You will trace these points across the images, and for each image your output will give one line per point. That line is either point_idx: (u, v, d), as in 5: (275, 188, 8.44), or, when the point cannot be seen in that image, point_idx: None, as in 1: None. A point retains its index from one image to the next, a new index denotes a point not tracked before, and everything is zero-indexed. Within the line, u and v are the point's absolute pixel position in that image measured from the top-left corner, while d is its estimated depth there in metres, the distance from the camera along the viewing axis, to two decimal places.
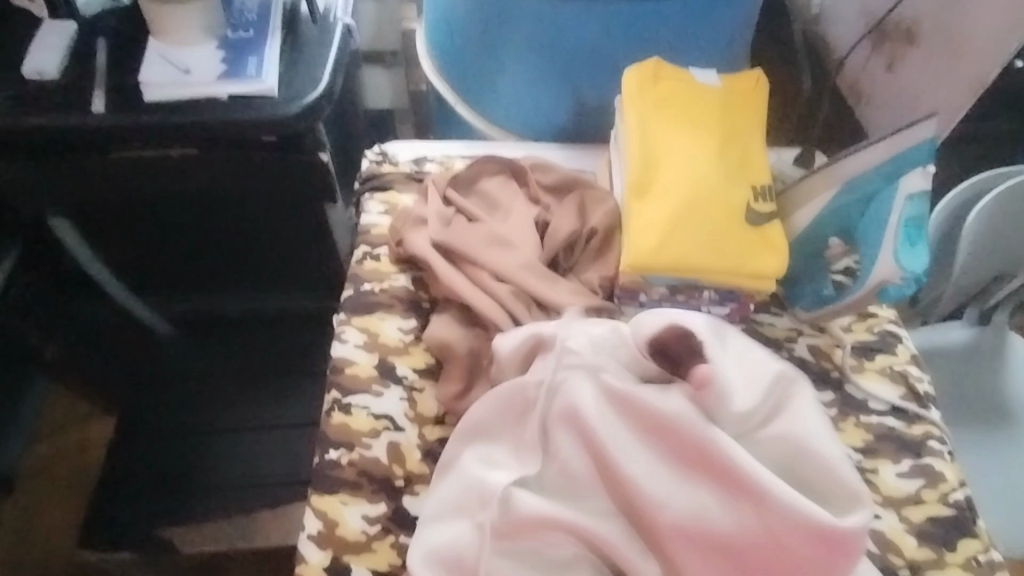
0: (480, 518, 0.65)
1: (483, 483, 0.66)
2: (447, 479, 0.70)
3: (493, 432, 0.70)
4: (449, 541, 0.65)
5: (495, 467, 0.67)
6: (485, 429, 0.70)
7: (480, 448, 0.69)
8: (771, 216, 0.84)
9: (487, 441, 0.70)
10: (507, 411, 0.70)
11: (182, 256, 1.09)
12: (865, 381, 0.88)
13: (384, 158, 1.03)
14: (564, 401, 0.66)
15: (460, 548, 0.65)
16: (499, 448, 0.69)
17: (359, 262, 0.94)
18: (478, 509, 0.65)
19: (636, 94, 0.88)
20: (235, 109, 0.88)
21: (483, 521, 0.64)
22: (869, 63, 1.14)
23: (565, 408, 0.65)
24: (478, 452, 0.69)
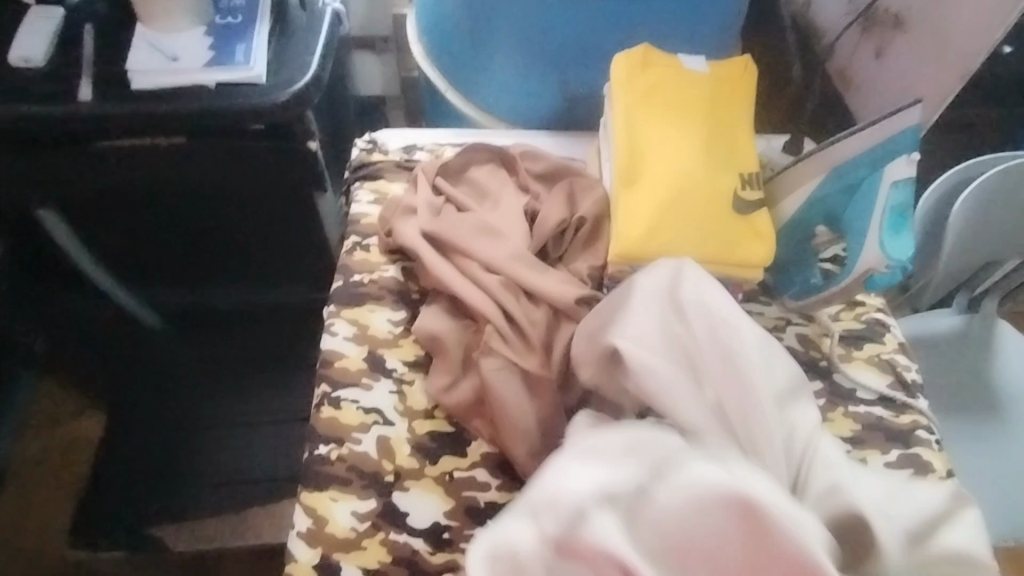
0: (551, 527, 0.53)
1: (632, 539, 0.52)
2: (583, 473, 0.56)
3: (678, 477, 0.54)
4: (504, 536, 0.55)
5: (657, 513, 0.53)
6: (685, 470, 0.54)
7: (651, 470, 0.55)
8: (759, 204, 0.84)
9: (687, 475, 0.54)
10: (722, 478, 0.53)
11: (170, 248, 1.08)
12: (853, 370, 0.88)
13: (374, 147, 1.02)
14: (795, 542, 0.51)
15: (520, 548, 0.54)
16: (678, 514, 0.53)
17: (348, 253, 0.94)
18: (552, 516, 0.54)
19: (623, 81, 0.88)
20: (222, 97, 0.87)
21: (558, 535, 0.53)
22: (857, 49, 1.13)
23: (783, 512, 0.51)
24: (650, 491, 0.54)
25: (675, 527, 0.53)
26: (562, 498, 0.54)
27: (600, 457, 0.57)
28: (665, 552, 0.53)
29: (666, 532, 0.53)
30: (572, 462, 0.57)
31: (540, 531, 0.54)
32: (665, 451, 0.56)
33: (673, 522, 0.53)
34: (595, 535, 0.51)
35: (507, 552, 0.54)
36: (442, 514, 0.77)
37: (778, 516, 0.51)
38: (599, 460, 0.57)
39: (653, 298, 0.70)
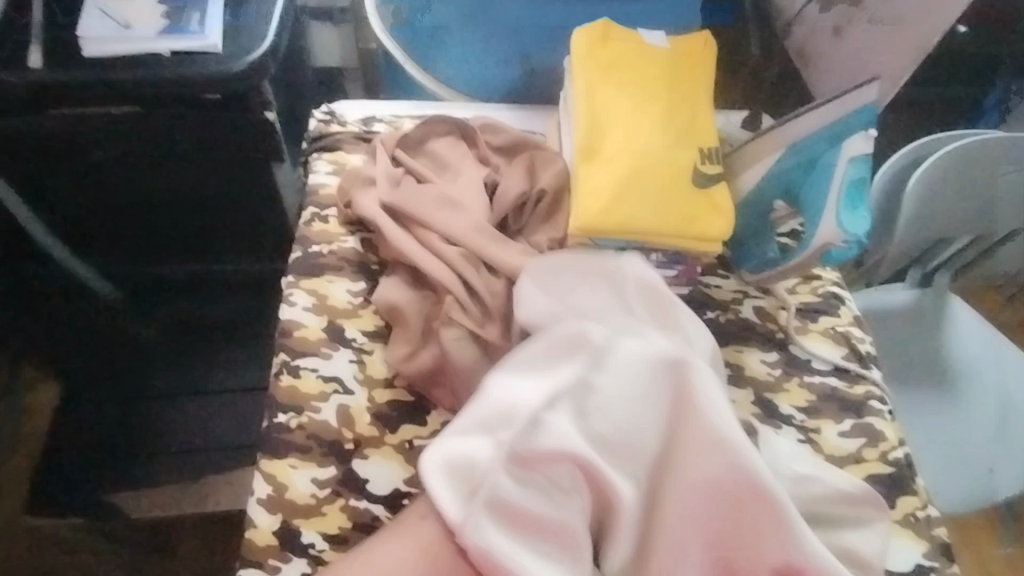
0: (506, 434, 0.61)
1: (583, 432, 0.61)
2: (530, 387, 0.64)
3: (616, 372, 0.64)
4: (462, 451, 0.61)
5: (605, 422, 0.62)
6: (617, 363, 0.65)
7: (586, 362, 0.65)
8: (718, 178, 0.84)
9: (618, 367, 0.65)
10: (648, 366, 0.65)
11: (125, 219, 1.07)
12: (809, 342, 0.89)
13: (331, 118, 1.01)
14: (711, 417, 0.62)
15: (477, 459, 0.60)
16: (612, 408, 0.63)
17: (307, 224, 0.93)
18: (505, 427, 0.62)
19: (584, 55, 0.88)
20: (178, 66, 0.85)
21: (513, 439, 0.60)
22: (817, 24, 1.13)
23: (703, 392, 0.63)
24: (589, 383, 0.64)
25: (611, 420, 0.62)
26: (513, 410, 0.63)
27: (544, 367, 0.66)
28: (609, 443, 0.62)
29: (609, 427, 0.62)
30: (517, 379, 0.65)
31: (497, 440, 0.61)
32: (596, 344, 0.66)
33: (609, 415, 0.62)
34: (550, 438, 0.60)
35: (469, 471, 0.60)
36: (401, 481, 0.77)
37: (697, 395, 0.63)
38: (547, 372, 0.65)
39: (557, 269, 0.77)
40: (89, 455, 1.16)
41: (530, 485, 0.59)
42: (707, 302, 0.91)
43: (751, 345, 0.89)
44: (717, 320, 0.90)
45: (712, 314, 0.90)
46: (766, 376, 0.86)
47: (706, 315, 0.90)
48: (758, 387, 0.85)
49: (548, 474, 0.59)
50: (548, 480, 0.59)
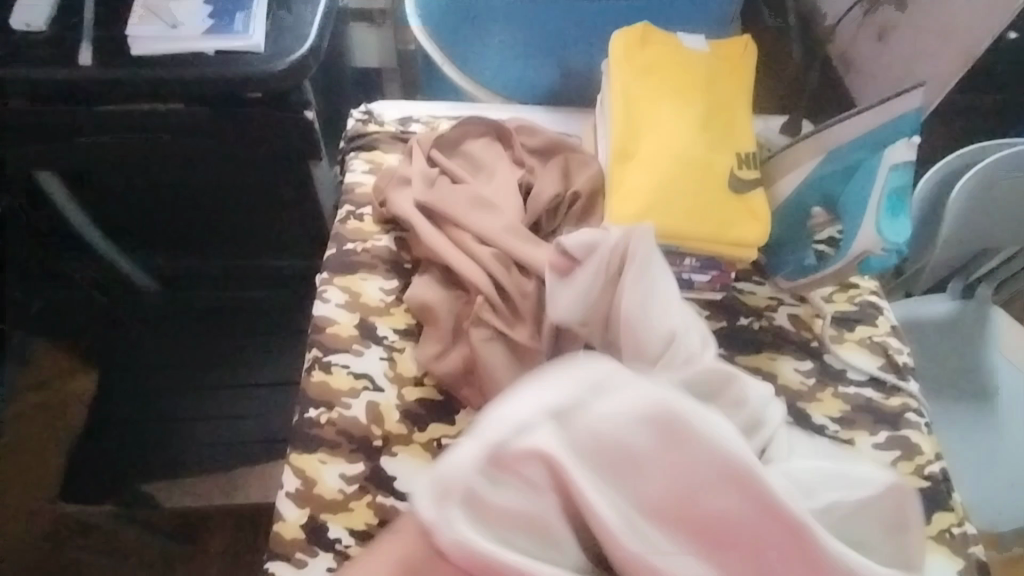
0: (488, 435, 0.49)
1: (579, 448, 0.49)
2: (527, 399, 0.50)
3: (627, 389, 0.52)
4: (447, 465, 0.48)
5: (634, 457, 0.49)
6: (634, 380, 0.52)
7: (585, 385, 0.51)
8: (754, 183, 0.84)
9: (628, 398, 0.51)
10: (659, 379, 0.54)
11: (162, 208, 1.09)
12: (844, 352, 0.88)
13: (370, 117, 1.03)
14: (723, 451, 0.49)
15: (453, 471, 0.48)
16: (611, 424, 0.49)
17: (342, 222, 0.94)
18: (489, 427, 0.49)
19: (623, 57, 0.88)
20: (221, 65, 0.87)
21: (492, 434, 0.49)
22: (860, 29, 1.12)
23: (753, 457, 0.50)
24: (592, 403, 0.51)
25: (616, 444, 0.49)
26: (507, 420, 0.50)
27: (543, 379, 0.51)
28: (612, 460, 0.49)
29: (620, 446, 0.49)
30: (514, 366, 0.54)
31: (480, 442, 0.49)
32: (602, 368, 0.52)
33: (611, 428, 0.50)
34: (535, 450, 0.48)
35: (447, 481, 0.47)
36: None
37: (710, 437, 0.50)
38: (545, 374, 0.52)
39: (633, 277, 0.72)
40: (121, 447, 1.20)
41: (514, 507, 0.48)
42: (740, 309, 0.91)
43: (783, 353, 0.88)
44: (749, 326, 0.89)
45: (744, 320, 0.90)
46: (799, 385, 0.85)
47: (738, 321, 0.90)
48: (790, 396, 0.84)
49: (529, 490, 0.48)
50: (529, 485, 0.48)
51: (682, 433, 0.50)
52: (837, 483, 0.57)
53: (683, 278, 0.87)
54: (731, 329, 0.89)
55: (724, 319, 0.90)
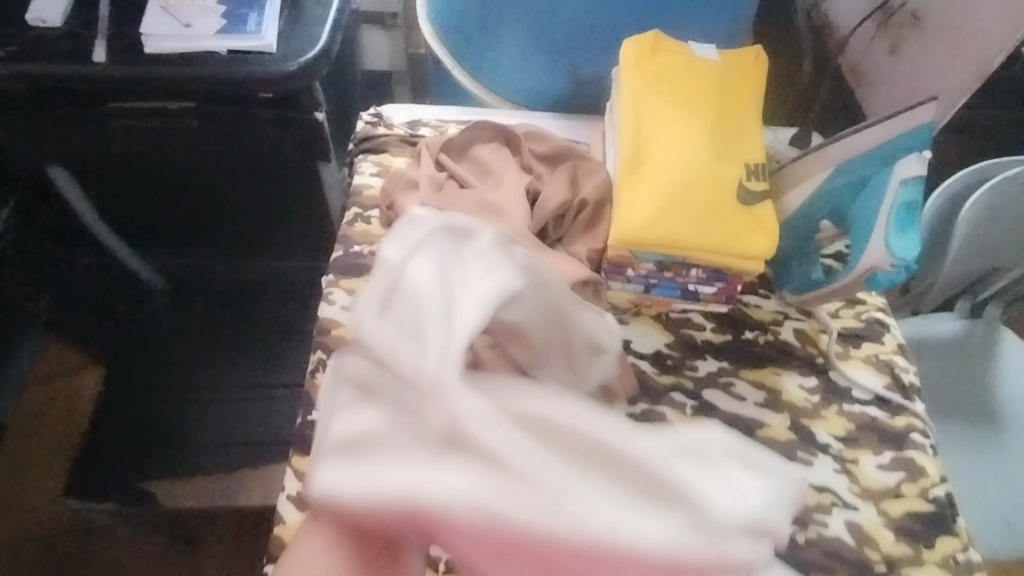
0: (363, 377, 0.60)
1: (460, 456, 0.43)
2: (430, 342, 0.47)
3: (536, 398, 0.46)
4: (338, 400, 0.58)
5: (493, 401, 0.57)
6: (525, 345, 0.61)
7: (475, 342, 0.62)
8: (763, 195, 0.83)
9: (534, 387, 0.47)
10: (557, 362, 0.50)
11: (172, 207, 1.10)
12: (850, 369, 0.87)
13: (378, 120, 1.03)
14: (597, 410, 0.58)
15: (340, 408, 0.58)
16: (471, 398, 0.45)
17: (349, 224, 0.94)
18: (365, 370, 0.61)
19: (632, 65, 0.87)
20: (233, 64, 0.87)
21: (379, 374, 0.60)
22: (870, 46, 1.13)
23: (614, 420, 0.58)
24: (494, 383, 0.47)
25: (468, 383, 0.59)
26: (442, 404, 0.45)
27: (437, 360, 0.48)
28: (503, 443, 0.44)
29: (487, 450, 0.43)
30: (439, 262, 0.52)
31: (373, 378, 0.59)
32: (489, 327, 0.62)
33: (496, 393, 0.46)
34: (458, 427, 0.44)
35: None
36: None
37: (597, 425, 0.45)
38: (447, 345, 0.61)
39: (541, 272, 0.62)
40: (124, 447, 1.19)
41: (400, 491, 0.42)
42: (746, 323, 0.90)
43: (789, 369, 0.87)
44: (754, 341, 0.89)
45: (750, 334, 0.89)
46: (803, 401, 0.84)
47: (744, 335, 0.89)
48: (794, 412, 0.83)
49: (422, 462, 0.43)
50: None
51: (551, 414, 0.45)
52: (733, 486, 0.45)
53: (688, 289, 0.87)
54: (737, 342, 0.88)
55: (730, 333, 0.89)
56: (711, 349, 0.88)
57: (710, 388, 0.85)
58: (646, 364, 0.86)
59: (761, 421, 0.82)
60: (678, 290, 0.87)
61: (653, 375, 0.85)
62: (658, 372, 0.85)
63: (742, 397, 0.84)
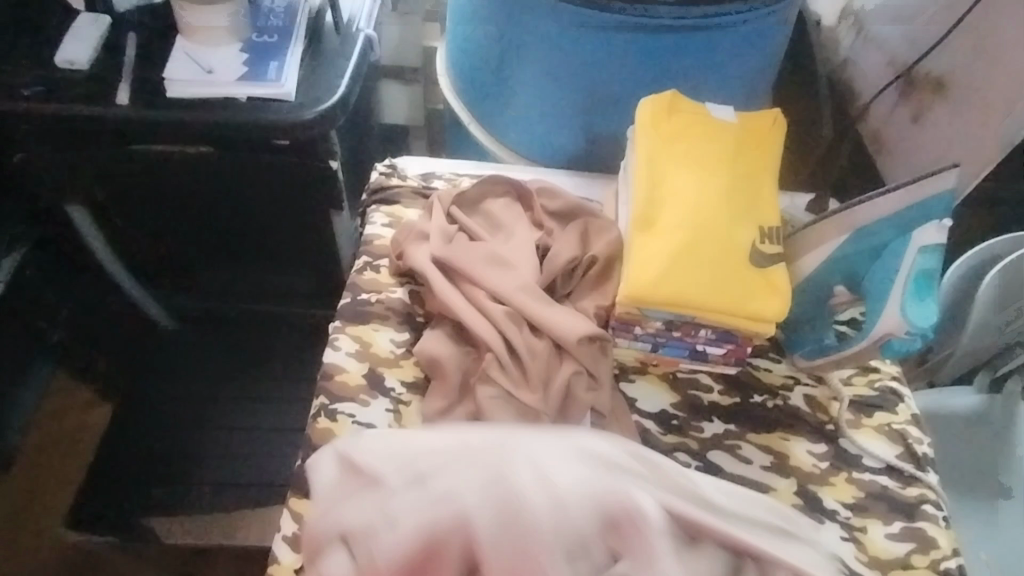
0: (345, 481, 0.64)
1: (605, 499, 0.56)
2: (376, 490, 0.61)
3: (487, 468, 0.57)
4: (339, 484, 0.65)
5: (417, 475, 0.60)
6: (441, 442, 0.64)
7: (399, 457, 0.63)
8: (777, 258, 0.83)
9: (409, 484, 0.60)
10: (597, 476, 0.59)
11: (185, 244, 1.12)
12: (861, 438, 0.85)
13: (393, 172, 1.04)
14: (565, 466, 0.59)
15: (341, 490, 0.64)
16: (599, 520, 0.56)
17: (359, 272, 0.94)
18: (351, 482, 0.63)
19: (649, 125, 0.88)
20: (253, 110, 0.89)
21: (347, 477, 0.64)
22: (893, 112, 1.16)
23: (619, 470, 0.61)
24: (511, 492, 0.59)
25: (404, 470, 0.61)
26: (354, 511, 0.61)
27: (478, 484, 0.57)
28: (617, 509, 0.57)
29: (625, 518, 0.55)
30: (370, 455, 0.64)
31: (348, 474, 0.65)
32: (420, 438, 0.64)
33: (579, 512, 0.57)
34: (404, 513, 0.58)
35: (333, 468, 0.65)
36: None
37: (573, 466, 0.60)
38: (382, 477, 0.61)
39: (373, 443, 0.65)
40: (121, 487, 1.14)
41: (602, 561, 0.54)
42: (755, 386, 0.89)
43: (797, 434, 0.85)
44: (763, 404, 0.87)
45: (758, 398, 0.88)
46: (811, 467, 0.83)
47: (753, 398, 0.88)
48: (801, 478, 0.82)
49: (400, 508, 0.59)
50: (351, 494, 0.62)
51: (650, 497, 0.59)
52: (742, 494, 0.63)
53: (697, 349, 0.87)
54: (745, 405, 0.87)
55: (738, 395, 0.88)
56: (718, 411, 0.86)
57: (716, 450, 0.83)
58: (651, 423, 0.85)
59: (768, 485, 0.81)
60: (687, 350, 0.87)
61: (658, 433, 0.84)
62: (663, 431, 0.84)
63: (749, 460, 0.83)
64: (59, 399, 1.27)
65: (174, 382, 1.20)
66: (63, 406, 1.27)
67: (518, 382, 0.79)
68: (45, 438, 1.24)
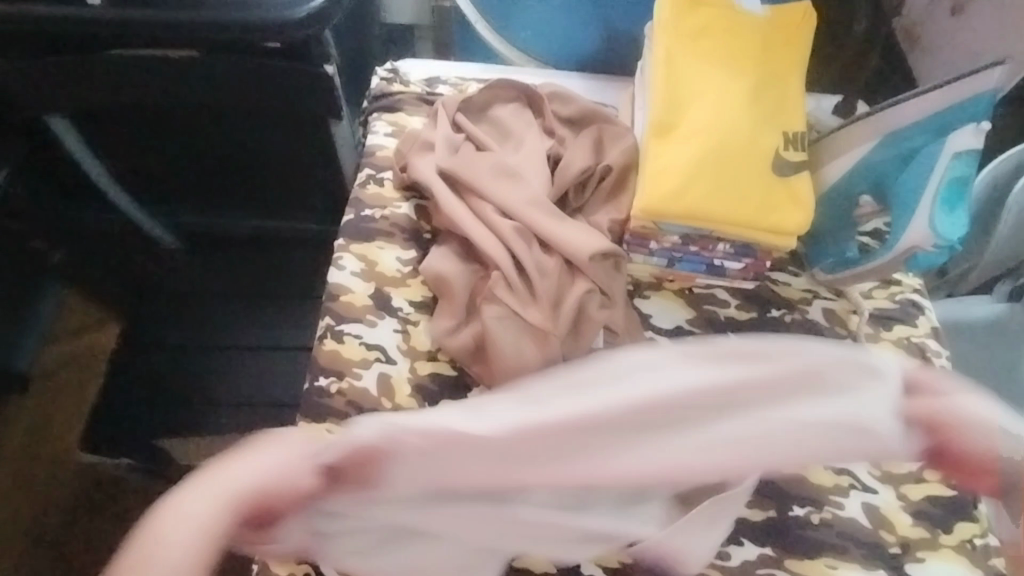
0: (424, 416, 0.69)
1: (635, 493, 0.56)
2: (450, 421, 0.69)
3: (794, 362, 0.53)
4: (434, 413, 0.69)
5: None
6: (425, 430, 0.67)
7: None
8: (801, 166, 0.78)
9: None
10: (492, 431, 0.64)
11: (181, 157, 1.08)
12: (879, 351, 0.84)
13: (395, 76, 0.98)
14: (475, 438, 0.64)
15: None
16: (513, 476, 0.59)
17: (362, 186, 0.90)
18: None
19: (667, 25, 0.82)
20: (238, 8, 0.82)
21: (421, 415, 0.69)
22: (931, 7, 1.13)
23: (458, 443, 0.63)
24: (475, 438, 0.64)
25: None
26: None
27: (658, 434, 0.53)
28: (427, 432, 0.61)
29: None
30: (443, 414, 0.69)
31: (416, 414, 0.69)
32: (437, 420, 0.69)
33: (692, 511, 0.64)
34: None
35: None
36: None
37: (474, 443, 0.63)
38: None
39: None
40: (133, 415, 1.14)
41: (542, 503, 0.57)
42: (772, 300, 0.86)
43: None
44: (781, 319, 0.85)
45: (776, 313, 0.86)
46: None
47: (769, 313, 0.86)
48: None
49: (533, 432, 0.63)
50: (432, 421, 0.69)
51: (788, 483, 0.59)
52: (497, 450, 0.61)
53: (714, 264, 0.84)
54: (762, 320, 0.85)
55: (755, 311, 0.86)
56: (734, 326, 0.84)
57: None
58: (666, 339, 0.83)
59: None
60: (704, 264, 0.84)
61: None
62: None
63: None
64: (75, 318, 1.26)
65: (185, 304, 1.19)
66: (76, 325, 1.26)
67: (527, 301, 0.75)
68: (56, 362, 1.23)
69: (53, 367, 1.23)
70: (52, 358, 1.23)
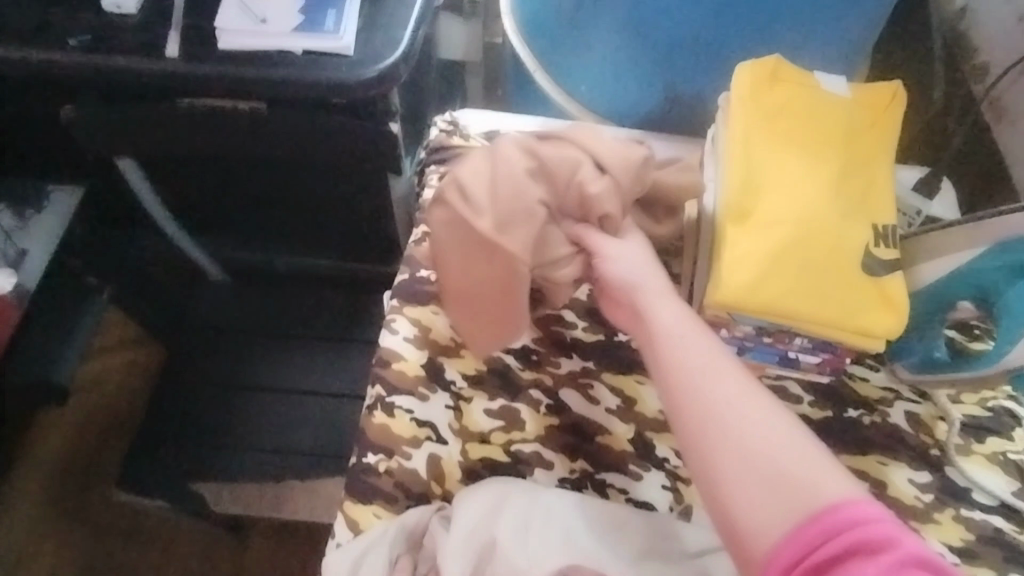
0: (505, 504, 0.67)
1: None
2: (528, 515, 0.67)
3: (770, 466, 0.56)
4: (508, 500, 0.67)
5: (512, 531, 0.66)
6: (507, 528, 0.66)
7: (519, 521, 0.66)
8: (892, 265, 0.72)
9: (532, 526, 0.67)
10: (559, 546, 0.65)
11: (237, 200, 1.06)
12: (970, 467, 0.75)
13: (454, 130, 0.94)
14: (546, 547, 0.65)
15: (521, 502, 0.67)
16: None
17: (416, 244, 0.86)
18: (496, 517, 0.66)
19: (748, 97, 0.76)
20: (310, 67, 0.81)
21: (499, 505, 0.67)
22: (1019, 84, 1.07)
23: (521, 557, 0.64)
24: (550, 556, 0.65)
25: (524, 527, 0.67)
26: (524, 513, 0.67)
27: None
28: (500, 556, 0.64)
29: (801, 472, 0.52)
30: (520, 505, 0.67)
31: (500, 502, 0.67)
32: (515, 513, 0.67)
33: None
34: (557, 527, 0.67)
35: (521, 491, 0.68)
36: None
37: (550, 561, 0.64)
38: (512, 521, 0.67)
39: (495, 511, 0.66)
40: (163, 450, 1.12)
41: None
42: (851, 400, 0.79)
43: (899, 460, 0.75)
44: (860, 421, 0.77)
45: (855, 413, 0.78)
46: (913, 500, 0.73)
47: (847, 413, 0.78)
48: (902, 512, 0.72)
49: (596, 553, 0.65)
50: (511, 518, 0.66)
51: (698, 397, 0.57)
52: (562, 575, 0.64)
53: (789, 356, 0.77)
54: (840, 422, 0.77)
55: (831, 409, 0.78)
56: (809, 426, 0.77)
57: None
58: None
59: None
60: (778, 355, 0.77)
61: None
62: None
63: None
64: (110, 339, 1.30)
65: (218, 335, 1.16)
66: (112, 342, 1.30)
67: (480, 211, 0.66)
68: (94, 375, 1.28)
69: (95, 381, 1.27)
70: (88, 375, 1.28)
